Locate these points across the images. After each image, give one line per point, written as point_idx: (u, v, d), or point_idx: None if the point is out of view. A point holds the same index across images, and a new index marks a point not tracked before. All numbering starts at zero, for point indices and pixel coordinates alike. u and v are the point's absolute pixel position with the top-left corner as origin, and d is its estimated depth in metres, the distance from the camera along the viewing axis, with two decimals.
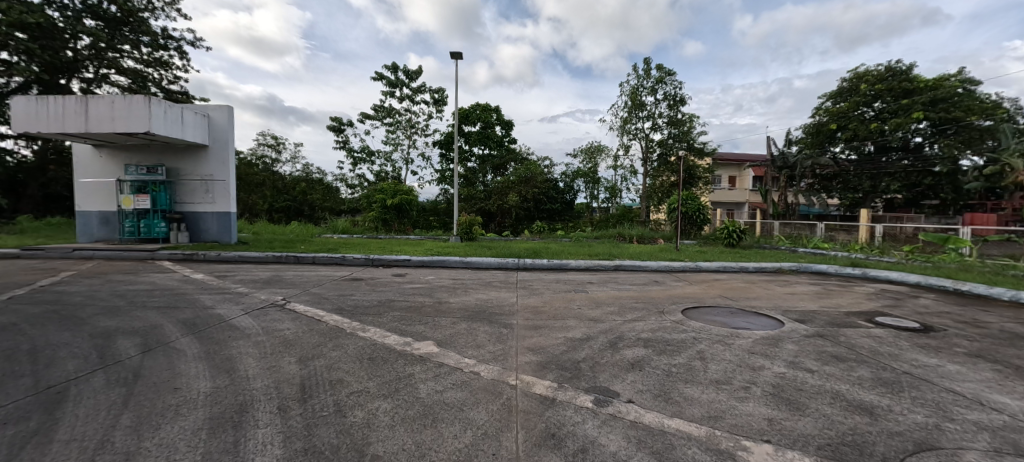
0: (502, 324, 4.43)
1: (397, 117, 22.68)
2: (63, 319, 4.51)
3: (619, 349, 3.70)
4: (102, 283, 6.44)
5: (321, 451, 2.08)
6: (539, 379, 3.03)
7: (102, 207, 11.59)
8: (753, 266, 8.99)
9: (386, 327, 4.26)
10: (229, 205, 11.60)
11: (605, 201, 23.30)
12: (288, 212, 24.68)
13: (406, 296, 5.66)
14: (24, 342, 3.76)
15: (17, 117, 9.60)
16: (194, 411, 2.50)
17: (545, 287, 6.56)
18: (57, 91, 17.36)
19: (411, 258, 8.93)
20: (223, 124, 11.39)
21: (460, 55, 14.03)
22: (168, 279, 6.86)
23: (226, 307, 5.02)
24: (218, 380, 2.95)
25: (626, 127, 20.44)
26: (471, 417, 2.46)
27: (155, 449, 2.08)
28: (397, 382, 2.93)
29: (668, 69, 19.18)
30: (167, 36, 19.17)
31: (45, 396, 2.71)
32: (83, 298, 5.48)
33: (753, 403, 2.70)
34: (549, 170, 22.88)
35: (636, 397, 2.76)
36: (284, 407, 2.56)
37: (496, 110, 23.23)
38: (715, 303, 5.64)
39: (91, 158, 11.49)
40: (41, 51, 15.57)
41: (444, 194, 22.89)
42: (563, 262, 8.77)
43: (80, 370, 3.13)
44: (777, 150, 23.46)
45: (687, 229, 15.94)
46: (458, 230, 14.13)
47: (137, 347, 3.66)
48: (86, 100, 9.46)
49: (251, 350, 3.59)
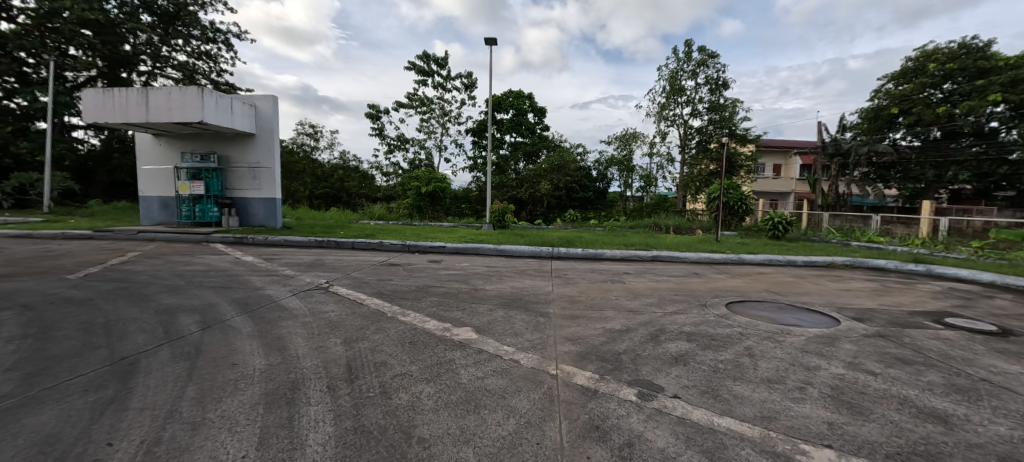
0: (539, 313, 4.40)
1: (431, 104, 22.79)
2: (131, 295, 4.90)
3: (661, 342, 3.59)
4: (164, 264, 6.92)
5: (370, 431, 2.14)
6: (579, 369, 2.99)
7: (161, 193, 12.42)
8: (802, 260, 8.50)
9: (425, 312, 4.34)
10: (274, 191, 12.11)
11: (640, 190, 22.81)
12: (326, 198, 25.50)
13: (443, 283, 5.73)
14: (99, 316, 4.10)
15: (87, 108, 10.34)
16: (251, 386, 2.64)
17: (580, 277, 6.47)
18: (118, 84, 18.61)
19: (446, 245, 9.07)
20: (269, 113, 11.80)
21: (494, 40, 13.83)
22: (220, 261, 7.28)
23: (275, 288, 5.28)
24: (272, 358, 3.10)
25: (663, 113, 19.71)
26: (514, 405, 2.45)
27: (218, 420, 2.22)
28: (439, 367, 2.97)
29: (711, 51, 18.24)
30: (215, 29, 20.24)
31: (120, 366, 2.94)
32: (148, 277, 5.91)
33: (810, 405, 2.55)
34: (582, 158, 22.44)
35: (682, 392, 2.67)
36: (333, 387, 2.65)
37: (529, 96, 22.93)
38: (762, 298, 5.37)
39: (151, 146, 12.29)
40: (102, 46, 16.93)
41: (477, 181, 22.79)
42: (597, 251, 8.65)
43: (149, 344, 3.38)
44: (828, 135, 22.01)
45: (728, 220, 15.31)
46: (491, 218, 14.23)
47: (197, 324, 3.91)
48: (146, 92, 10.04)
49: (300, 330, 3.75)
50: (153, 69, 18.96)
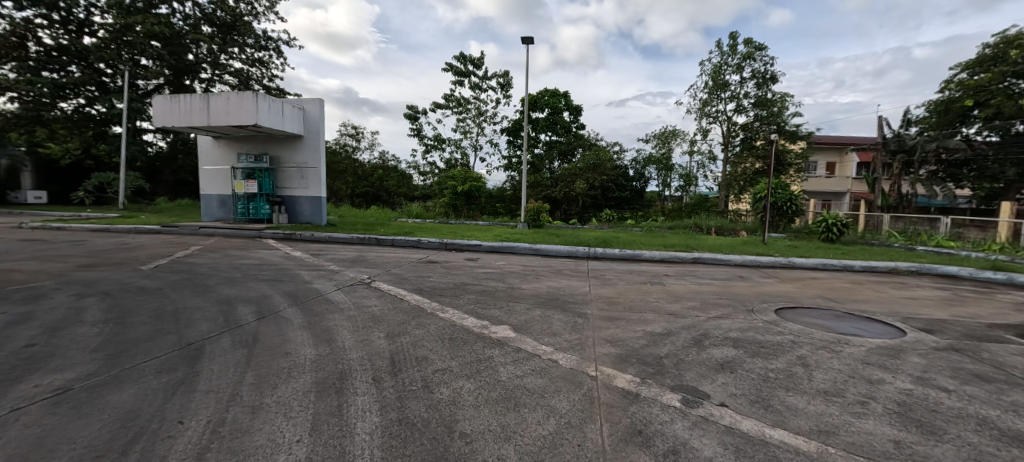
0: (577, 313, 4.36)
1: (467, 104, 23.12)
2: (195, 286, 5.31)
3: (705, 348, 3.45)
4: (223, 257, 7.45)
5: (414, 423, 2.21)
6: (620, 372, 2.93)
7: (219, 191, 13.37)
8: (860, 265, 7.91)
9: (464, 309, 4.42)
10: (320, 190, 12.73)
11: (679, 189, 22.10)
12: (367, 197, 26.51)
13: (480, 281, 5.80)
14: (168, 305, 4.48)
15: (157, 113, 11.29)
16: (303, 375, 2.79)
17: (618, 278, 6.35)
18: (182, 91, 20.18)
19: (482, 243, 9.17)
20: (316, 116, 12.41)
21: (529, 39, 13.79)
22: (272, 256, 7.75)
23: (322, 282, 5.55)
24: (321, 348, 3.26)
25: (705, 109, 18.94)
26: (554, 405, 2.44)
27: (275, 405, 2.36)
28: (478, 363, 3.01)
29: (758, 44, 17.33)
30: (267, 38, 21.54)
31: (188, 351, 3.20)
32: (209, 269, 6.38)
33: (873, 421, 2.36)
34: (619, 157, 21.96)
35: (730, 401, 2.56)
36: (378, 378, 2.76)
37: (565, 95, 22.75)
38: (815, 305, 5.04)
39: (211, 148, 13.25)
40: (168, 57, 18.53)
41: (511, 180, 22.87)
42: (635, 252, 8.46)
43: (212, 331, 3.66)
44: (890, 131, 20.34)
45: (776, 221, 14.52)
46: (525, 217, 14.27)
47: (253, 314, 4.18)
48: (208, 97, 10.83)
49: (345, 323, 3.93)
50: (212, 76, 20.47)
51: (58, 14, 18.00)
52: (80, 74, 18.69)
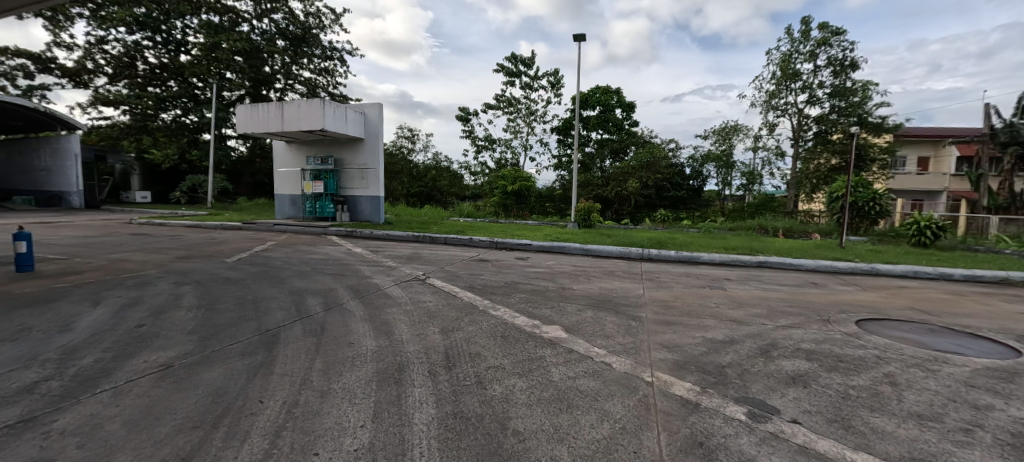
0: (630, 316, 4.23)
1: (518, 104, 23.29)
2: (272, 278, 5.86)
3: (773, 358, 3.21)
4: (294, 252, 8.14)
5: (468, 417, 2.27)
6: (678, 379, 2.80)
7: (291, 191, 14.59)
8: (961, 274, 6.92)
9: (514, 308, 4.46)
10: (378, 189, 13.47)
11: (741, 188, 20.69)
12: (421, 196, 27.63)
13: (530, 280, 5.83)
14: (249, 294, 4.96)
15: (240, 121, 12.55)
16: (365, 364, 2.97)
17: (674, 281, 6.08)
18: (260, 100, 22.28)
19: (532, 243, 9.21)
20: (375, 119, 13.13)
21: (580, 37, 13.60)
22: (336, 251, 8.32)
23: (381, 278, 5.87)
24: (380, 341, 3.45)
25: (772, 102, 17.56)
26: (607, 409, 2.40)
27: (340, 391, 2.53)
28: (530, 363, 3.03)
29: (835, 28, 15.74)
30: (333, 48, 23.15)
31: (266, 337, 3.53)
32: (282, 263, 7.00)
33: (981, 452, 2.05)
34: (674, 154, 20.99)
35: (803, 417, 2.35)
36: (434, 372, 2.86)
37: (617, 91, 22.19)
38: (905, 317, 4.49)
39: (284, 152, 14.49)
40: (248, 69, 20.54)
41: (561, 179, 22.71)
42: (692, 254, 8.05)
43: (286, 320, 4.01)
44: (1002, 119, 17.53)
45: (856, 223, 13.12)
46: (575, 217, 14.12)
47: (321, 305, 4.52)
48: (282, 105, 11.85)
49: (402, 317, 4.13)
50: (285, 85, 22.36)
51: (161, 36, 20.57)
52: (178, 88, 21.26)
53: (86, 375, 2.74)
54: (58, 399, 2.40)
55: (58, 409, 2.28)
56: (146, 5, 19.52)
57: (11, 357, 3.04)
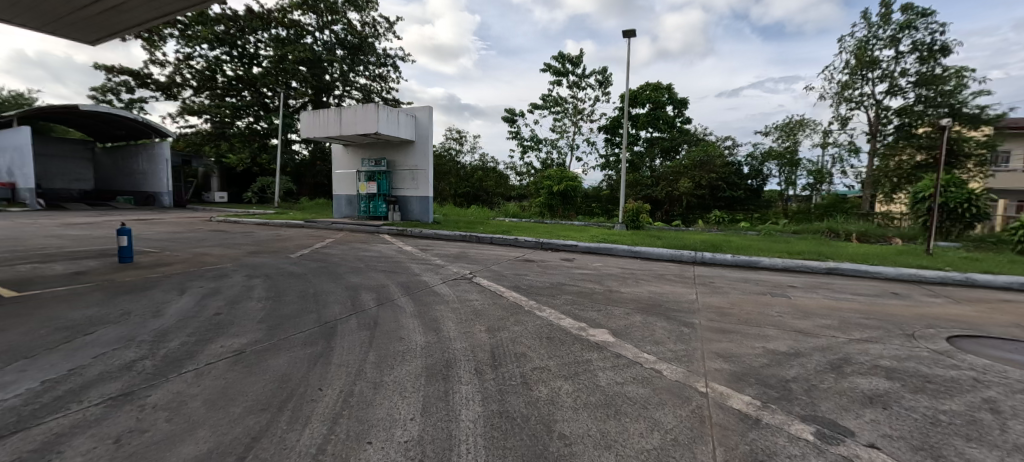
0: (682, 322, 4.05)
1: (564, 104, 23.10)
2: (331, 273, 6.26)
3: (845, 375, 2.93)
4: (351, 249, 8.65)
5: (513, 417, 2.29)
6: (735, 392, 2.64)
7: (348, 192, 15.50)
8: None
9: (560, 309, 4.43)
10: (428, 190, 13.96)
11: (807, 189, 19.07)
12: (467, 196, 28.23)
13: (576, 282, 5.76)
14: (311, 288, 5.35)
15: (303, 126, 13.53)
16: (415, 359, 3.09)
17: (731, 286, 5.73)
18: (321, 107, 23.90)
19: (578, 244, 9.09)
20: (425, 122, 13.61)
21: (629, 33, 13.22)
22: (388, 249, 8.73)
23: (430, 276, 6.08)
24: (429, 337, 3.57)
25: (845, 94, 16.01)
26: (658, 418, 2.31)
27: (392, 384, 2.66)
28: (576, 366, 3.00)
29: (922, 8, 14.04)
30: (387, 55, 24.32)
31: (325, 328, 3.79)
32: (340, 259, 7.46)
33: None
34: (731, 152, 19.78)
35: (881, 442, 2.12)
36: (480, 370, 2.92)
37: (669, 88, 21.33)
38: (1012, 335, 3.90)
39: (342, 155, 15.43)
40: (311, 78, 22.13)
41: (608, 179, 22.23)
42: (751, 259, 7.54)
43: (343, 313, 4.27)
44: None
45: (947, 228, 11.63)
46: (623, 218, 13.74)
47: (374, 300, 4.76)
48: (340, 110, 12.63)
49: (450, 314, 4.25)
50: (343, 92, 23.79)
51: (237, 51, 22.70)
52: (251, 98, 23.35)
53: (174, 356, 3.10)
54: (152, 376, 2.74)
55: (152, 385, 2.60)
56: (225, 24, 21.65)
57: (115, 337, 3.51)
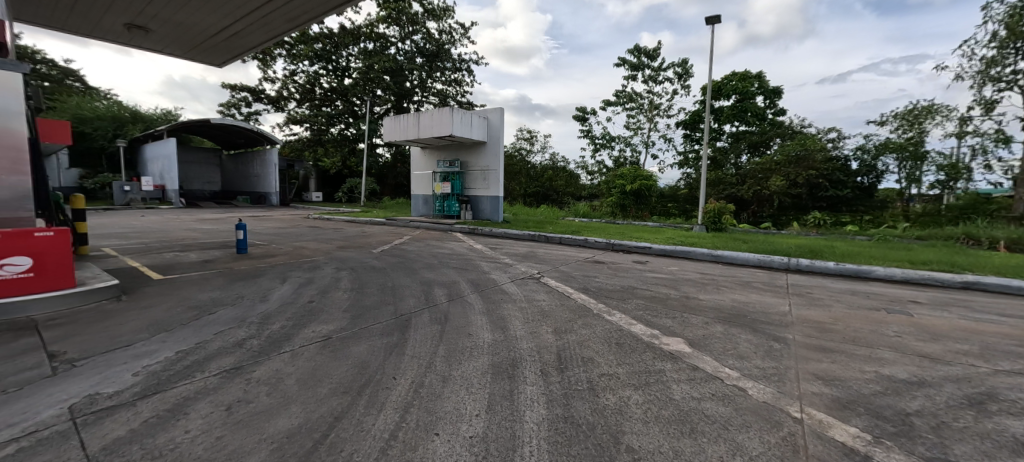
0: (772, 336, 3.64)
1: (639, 99, 22.12)
2: (407, 268, 6.70)
3: (992, 414, 2.38)
4: (426, 246, 9.17)
5: (578, 423, 2.23)
6: (839, 422, 2.30)
7: (424, 192, 16.47)
8: None
9: (631, 314, 4.24)
10: (498, 189, 14.29)
11: (939, 186, 16.02)
12: (537, 196, 28.33)
13: (649, 286, 5.47)
14: (390, 281, 5.77)
15: (387, 131, 14.67)
16: (482, 356, 3.17)
17: (835, 299, 5.01)
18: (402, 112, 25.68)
19: (652, 246, 8.65)
20: (496, 123, 13.95)
21: (711, 18, 12.27)
22: (460, 247, 9.11)
23: (498, 274, 6.21)
24: (496, 335, 3.64)
25: (992, 71, 13.13)
26: (740, 442, 2.09)
27: (459, 379, 2.75)
28: (647, 375, 2.84)
29: None
30: (461, 60, 25.38)
31: (401, 321, 4.06)
32: (416, 255, 7.95)
33: None
34: (836, 145, 17.33)
35: None
36: (545, 372, 2.90)
37: (758, 76, 19.36)
38: None
39: (420, 157, 16.43)
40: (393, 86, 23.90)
41: (686, 178, 20.83)
42: (862, 268, 6.52)
43: (417, 307, 4.54)
44: None
45: None
46: (703, 219, 12.75)
47: (445, 296, 4.99)
48: (418, 114, 13.46)
49: (517, 313, 4.29)
50: (422, 97, 25.27)
51: (332, 65, 25.32)
52: (343, 107, 25.89)
53: (275, 337, 3.55)
54: (257, 354, 3.16)
55: (257, 362, 3.00)
56: (322, 41, 24.29)
57: (231, 317, 4.11)
